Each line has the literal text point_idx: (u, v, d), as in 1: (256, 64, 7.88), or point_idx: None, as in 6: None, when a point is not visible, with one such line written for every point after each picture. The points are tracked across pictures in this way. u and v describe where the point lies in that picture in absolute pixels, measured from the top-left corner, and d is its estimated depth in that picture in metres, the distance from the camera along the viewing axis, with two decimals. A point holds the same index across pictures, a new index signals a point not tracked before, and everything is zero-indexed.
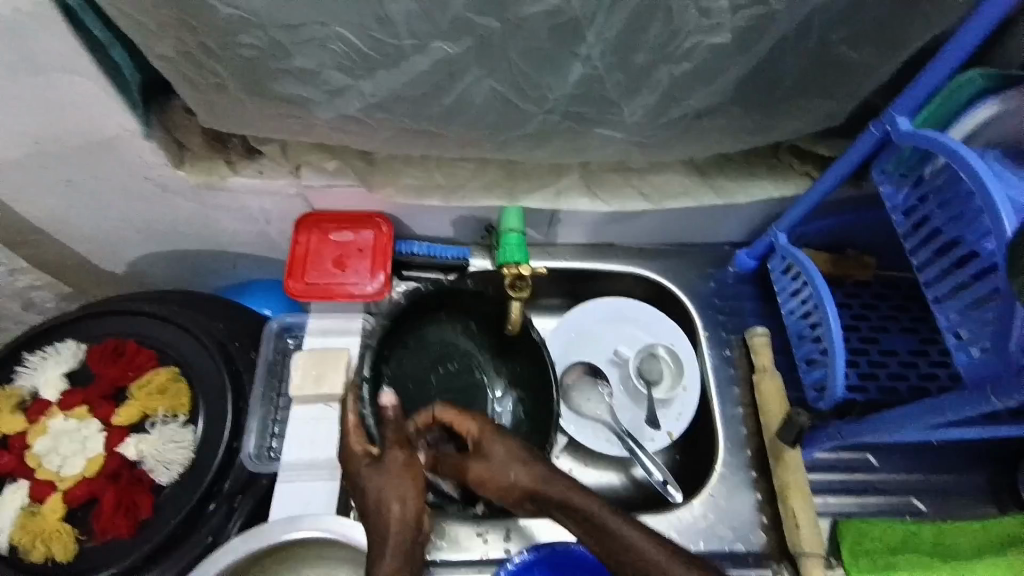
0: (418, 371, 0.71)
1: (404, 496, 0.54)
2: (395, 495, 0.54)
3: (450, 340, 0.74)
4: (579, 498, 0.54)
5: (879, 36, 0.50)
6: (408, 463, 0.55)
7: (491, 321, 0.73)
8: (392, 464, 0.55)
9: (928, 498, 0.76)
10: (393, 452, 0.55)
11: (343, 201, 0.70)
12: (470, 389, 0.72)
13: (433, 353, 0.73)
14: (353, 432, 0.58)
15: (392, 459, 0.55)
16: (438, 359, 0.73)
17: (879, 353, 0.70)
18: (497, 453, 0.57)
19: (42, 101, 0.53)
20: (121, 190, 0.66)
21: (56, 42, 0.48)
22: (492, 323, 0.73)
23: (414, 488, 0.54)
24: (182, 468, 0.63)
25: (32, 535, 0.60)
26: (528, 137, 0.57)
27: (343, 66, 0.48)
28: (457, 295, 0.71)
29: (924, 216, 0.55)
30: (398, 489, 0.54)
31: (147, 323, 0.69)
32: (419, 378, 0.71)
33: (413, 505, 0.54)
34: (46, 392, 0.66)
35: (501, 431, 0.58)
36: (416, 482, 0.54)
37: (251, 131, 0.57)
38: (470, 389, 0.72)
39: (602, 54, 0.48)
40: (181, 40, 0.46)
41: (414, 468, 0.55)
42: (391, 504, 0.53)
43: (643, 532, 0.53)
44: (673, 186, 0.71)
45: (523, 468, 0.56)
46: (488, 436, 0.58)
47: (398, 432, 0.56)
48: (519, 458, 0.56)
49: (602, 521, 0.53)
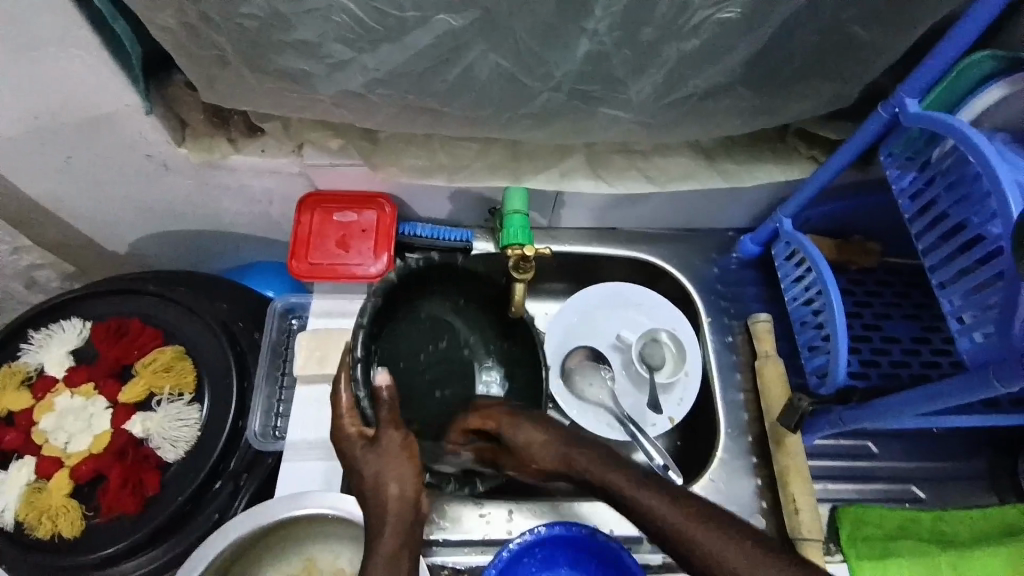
0: (409, 349, 0.67)
1: (403, 476, 0.53)
2: (394, 474, 0.53)
3: (440, 316, 0.70)
4: (600, 470, 0.53)
5: (890, 13, 0.49)
6: (405, 443, 0.55)
7: (486, 298, 0.71)
8: (389, 443, 0.55)
9: (927, 485, 0.77)
10: (390, 432, 0.55)
11: (346, 181, 0.70)
12: (462, 366, 0.70)
13: (424, 330, 0.68)
14: (346, 414, 0.59)
15: (389, 439, 0.55)
16: (429, 337, 0.68)
17: (881, 339, 0.70)
18: (518, 439, 0.58)
19: (44, 75, 0.53)
20: (123, 168, 0.66)
21: (54, 12, 0.47)
22: (483, 300, 0.71)
23: (412, 467, 0.54)
24: (187, 447, 0.63)
25: (38, 511, 0.60)
26: (533, 116, 0.57)
27: (346, 39, 0.47)
28: (449, 271, 0.68)
29: (930, 199, 0.54)
30: (397, 469, 0.54)
31: (152, 303, 0.70)
32: (410, 357, 0.66)
33: (412, 484, 0.53)
34: (51, 369, 0.66)
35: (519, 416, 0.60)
36: (413, 462, 0.54)
37: (253, 106, 0.56)
38: (461, 366, 0.70)
39: (609, 29, 0.48)
40: (182, 10, 0.45)
41: (410, 447, 0.55)
42: (388, 483, 0.53)
43: (662, 497, 0.50)
44: (678, 169, 0.70)
45: (539, 449, 0.57)
46: (506, 424, 0.59)
47: (393, 413, 0.56)
48: (536, 434, 0.57)
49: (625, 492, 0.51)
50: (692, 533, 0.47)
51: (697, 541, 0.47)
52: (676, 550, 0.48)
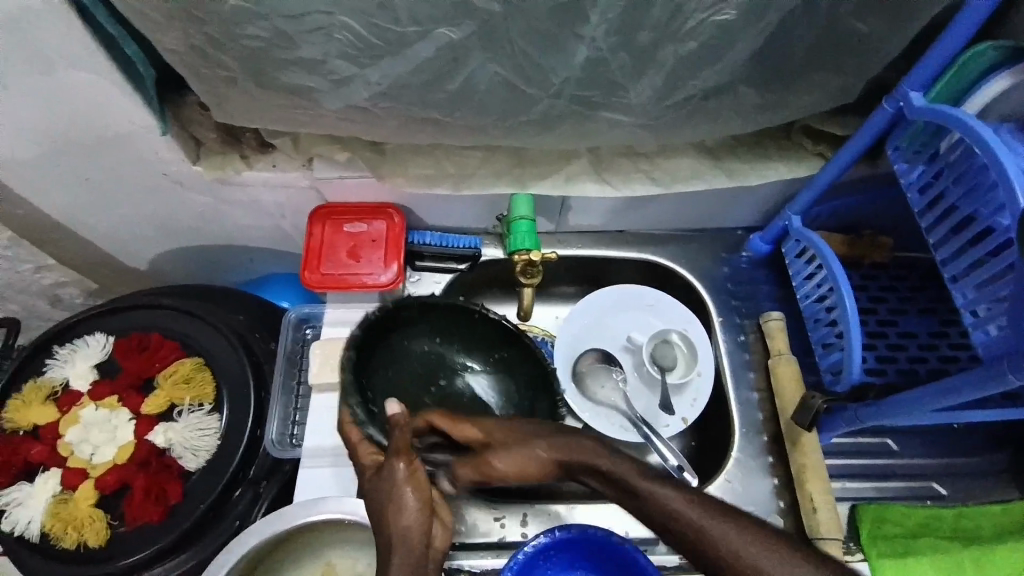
0: (412, 396, 0.70)
1: (405, 505, 0.51)
2: (397, 506, 0.51)
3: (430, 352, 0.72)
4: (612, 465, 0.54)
5: (890, 7, 0.49)
6: (409, 473, 0.53)
7: (462, 321, 0.71)
8: (392, 473, 0.53)
9: (950, 483, 0.75)
10: (395, 462, 0.53)
11: (355, 193, 0.71)
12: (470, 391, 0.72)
13: (418, 372, 0.71)
14: (359, 446, 0.58)
15: (393, 469, 0.53)
16: (426, 376, 0.71)
17: (897, 335, 0.69)
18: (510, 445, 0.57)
19: (62, 100, 0.55)
20: (139, 186, 0.68)
21: (70, 40, 0.49)
22: (453, 323, 0.72)
23: (419, 499, 0.52)
24: (208, 456, 0.65)
25: (65, 522, 0.62)
26: (535, 122, 0.57)
27: (348, 54, 0.48)
28: (411, 311, 0.70)
29: (938, 192, 0.54)
30: (399, 500, 0.52)
31: (171, 316, 0.72)
32: (415, 403, 0.70)
33: (418, 515, 0.51)
34: (76, 383, 0.69)
35: (500, 422, 0.59)
36: (417, 491, 0.52)
37: (262, 123, 0.58)
38: (468, 391, 0.72)
39: (606, 34, 0.48)
40: (190, 34, 0.47)
41: (416, 476, 0.53)
42: (392, 514, 0.51)
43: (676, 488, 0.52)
44: (684, 169, 0.70)
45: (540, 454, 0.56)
46: (489, 428, 0.58)
47: (401, 442, 0.54)
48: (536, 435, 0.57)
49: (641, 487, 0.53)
50: (716, 530, 0.49)
51: (715, 535, 0.49)
52: (698, 549, 0.50)
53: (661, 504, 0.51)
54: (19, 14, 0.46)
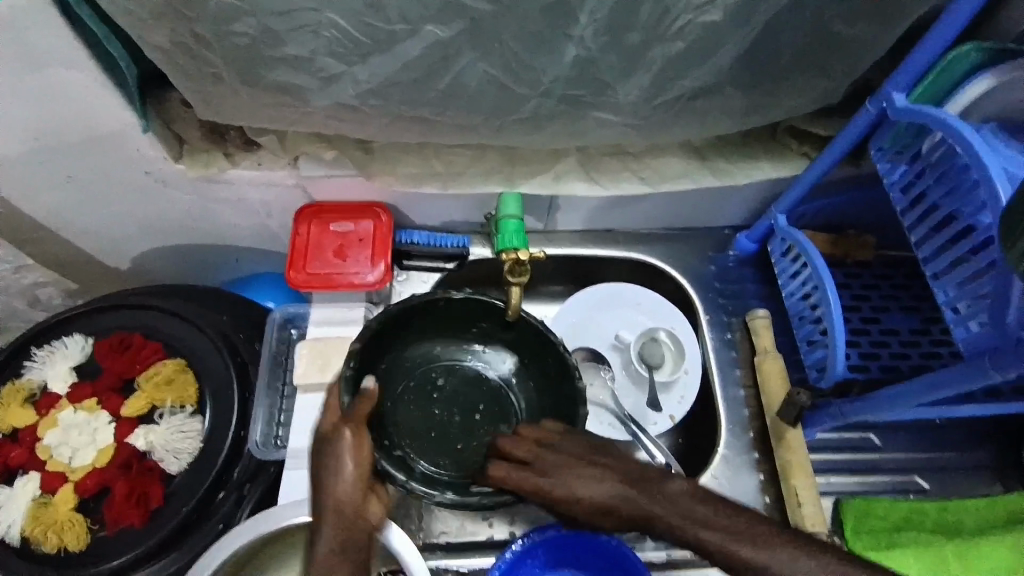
0: (421, 411, 0.68)
1: (344, 474, 0.53)
2: (334, 473, 0.53)
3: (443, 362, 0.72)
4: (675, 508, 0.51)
5: (873, 10, 0.50)
6: (354, 445, 0.54)
7: (474, 319, 0.71)
8: (340, 444, 0.54)
9: (930, 476, 0.77)
10: (343, 432, 0.55)
11: (342, 192, 0.71)
12: (478, 386, 0.71)
13: (420, 379, 0.70)
14: (330, 410, 0.58)
15: (340, 438, 0.54)
16: (428, 382, 0.70)
17: (879, 333, 0.70)
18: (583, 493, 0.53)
19: (42, 97, 0.54)
20: (121, 185, 0.67)
21: (50, 36, 0.48)
22: (449, 319, 0.71)
23: (358, 470, 0.54)
24: (191, 458, 0.64)
25: (44, 526, 0.61)
26: (524, 122, 0.57)
27: (335, 52, 0.48)
28: (408, 316, 0.68)
29: (920, 191, 0.55)
30: (338, 468, 0.54)
31: (153, 317, 0.70)
32: (426, 416, 0.68)
33: (352, 484, 0.53)
34: (54, 385, 0.67)
35: (569, 460, 0.55)
36: (358, 464, 0.54)
37: (248, 121, 0.57)
38: (476, 387, 0.71)
39: (595, 34, 0.48)
40: (174, 31, 0.46)
41: (360, 447, 0.54)
42: (329, 479, 0.53)
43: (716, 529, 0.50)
44: (672, 168, 0.71)
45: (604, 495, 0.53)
46: (556, 468, 0.54)
47: (357, 415, 0.56)
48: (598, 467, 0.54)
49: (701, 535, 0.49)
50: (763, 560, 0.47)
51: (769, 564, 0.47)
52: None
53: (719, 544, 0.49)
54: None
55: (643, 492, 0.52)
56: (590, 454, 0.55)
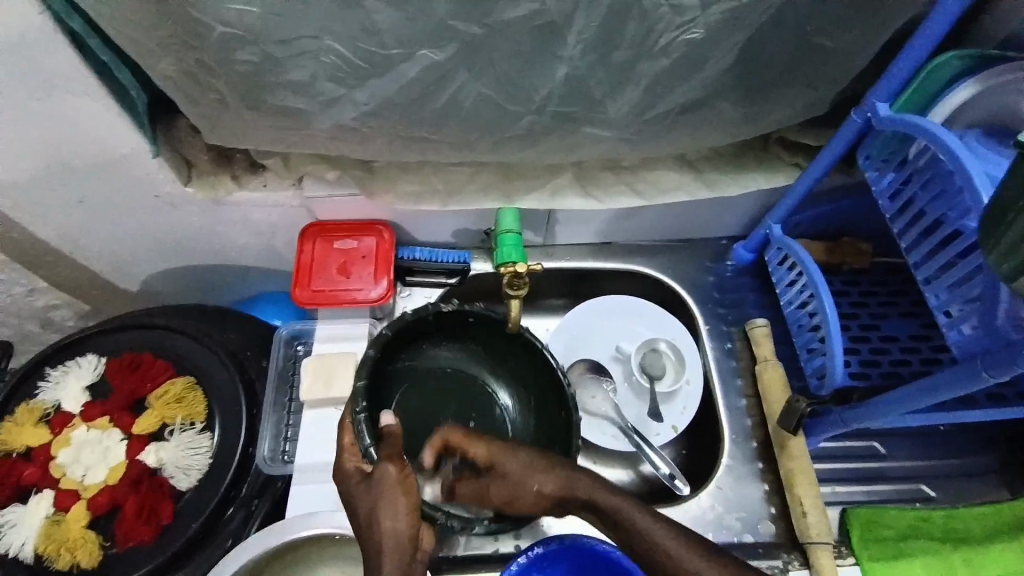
0: (426, 412, 0.70)
1: (397, 512, 0.49)
2: (389, 511, 0.49)
3: (452, 366, 0.73)
4: (604, 497, 0.54)
5: (850, 23, 0.51)
6: (402, 479, 0.50)
7: (470, 335, 0.72)
8: (384, 477, 0.51)
9: (937, 484, 0.76)
10: (387, 467, 0.51)
11: (346, 210, 0.73)
12: (477, 399, 0.73)
13: (428, 383, 0.71)
14: (348, 452, 0.57)
15: (384, 474, 0.51)
16: (435, 388, 0.71)
17: (879, 339, 0.71)
18: (513, 469, 0.56)
19: (54, 124, 0.56)
20: (131, 208, 0.69)
21: (62, 67, 0.50)
22: (461, 331, 0.72)
23: (410, 502, 0.50)
24: (200, 474, 0.65)
25: (57, 544, 0.62)
26: (518, 138, 0.59)
27: (336, 76, 0.50)
28: (423, 325, 0.69)
29: (909, 198, 0.56)
30: (393, 505, 0.49)
31: (164, 336, 0.72)
32: (428, 417, 0.70)
33: (409, 519, 0.49)
34: (68, 404, 0.69)
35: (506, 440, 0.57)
36: (410, 497, 0.50)
37: (253, 144, 0.59)
38: (475, 400, 0.72)
39: (582, 53, 0.50)
40: (183, 59, 0.49)
41: (407, 482, 0.51)
42: (383, 519, 0.49)
43: (663, 523, 0.53)
44: (666, 181, 0.72)
45: (543, 478, 0.55)
46: (490, 446, 0.56)
47: (395, 448, 0.52)
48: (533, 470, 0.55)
49: (629, 519, 0.53)
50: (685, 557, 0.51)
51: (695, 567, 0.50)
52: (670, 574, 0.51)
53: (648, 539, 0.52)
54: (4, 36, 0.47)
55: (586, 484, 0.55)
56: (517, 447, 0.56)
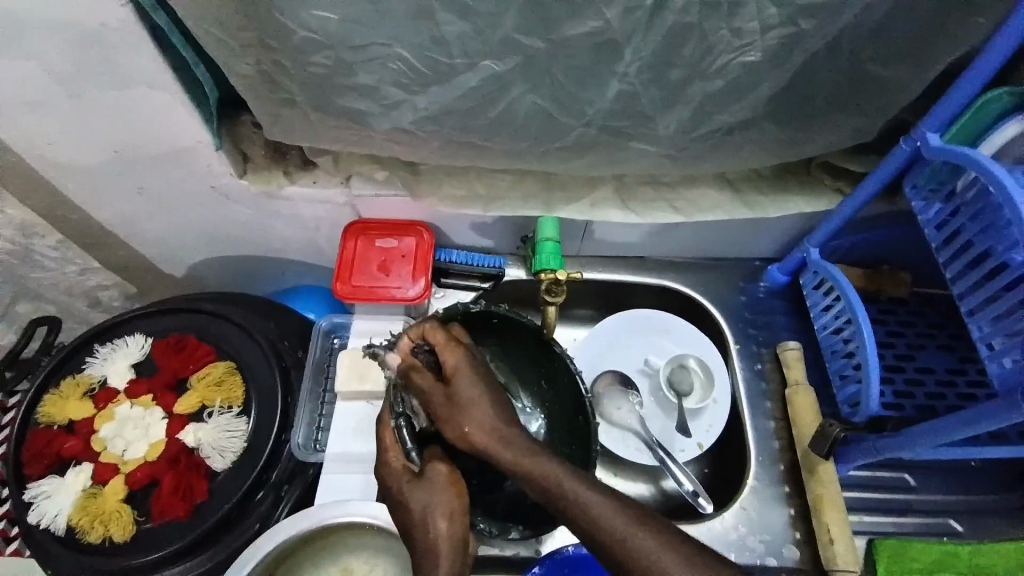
0: None
1: (451, 511, 0.50)
2: (444, 511, 0.50)
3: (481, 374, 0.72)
4: (542, 466, 0.49)
5: (905, 53, 0.52)
6: (452, 479, 0.52)
7: (510, 344, 0.72)
8: (437, 477, 0.52)
9: (969, 521, 0.75)
10: (439, 466, 0.53)
11: (390, 210, 0.75)
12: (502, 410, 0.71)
13: None
14: (392, 449, 0.56)
15: (436, 471, 0.52)
16: None
17: (915, 370, 0.71)
18: (469, 395, 0.53)
19: (129, 114, 0.59)
20: (186, 196, 0.72)
21: (143, 59, 0.53)
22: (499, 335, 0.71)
23: (461, 502, 0.51)
24: (235, 456, 0.67)
25: (91, 516, 0.64)
26: (567, 149, 0.60)
27: (400, 82, 0.52)
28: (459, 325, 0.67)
29: (956, 228, 0.56)
30: (446, 503, 0.50)
31: (207, 321, 0.75)
32: None
33: (460, 521, 0.50)
34: (114, 380, 0.72)
35: (481, 373, 0.55)
36: (461, 497, 0.51)
37: (313, 142, 0.61)
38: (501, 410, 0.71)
39: (638, 71, 0.51)
40: (260, 59, 0.51)
41: (457, 482, 0.52)
42: (437, 521, 0.50)
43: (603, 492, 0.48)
44: (705, 200, 0.73)
45: (483, 422, 0.51)
46: (466, 362, 0.56)
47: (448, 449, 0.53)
48: (479, 402, 0.53)
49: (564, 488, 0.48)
50: (636, 537, 0.46)
51: (644, 549, 0.45)
52: (609, 553, 0.46)
53: (584, 507, 0.47)
54: (94, 31, 0.50)
55: (524, 452, 0.50)
56: (485, 381, 0.55)
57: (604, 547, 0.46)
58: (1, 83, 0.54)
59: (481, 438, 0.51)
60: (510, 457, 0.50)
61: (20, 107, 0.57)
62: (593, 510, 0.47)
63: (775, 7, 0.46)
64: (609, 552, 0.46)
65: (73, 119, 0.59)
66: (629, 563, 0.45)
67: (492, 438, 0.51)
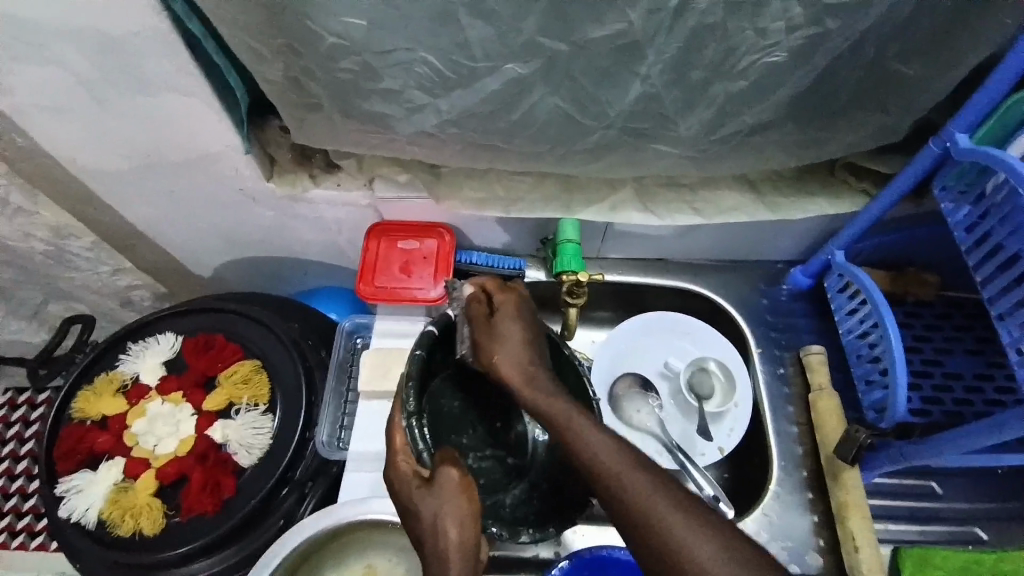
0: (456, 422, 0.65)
1: (463, 520, 0.50)
2: (453, 518, 0.50)
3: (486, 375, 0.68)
4: (555, 404, 0.52)
5: (932, 53, 0.52)
6: (463, 484, 0.51)
7: None
8: (447, 483, 0.51)
9: (1000, 530, 0.73)
10: (450, 471, 0.52)
11: (411, 212, 0.76)
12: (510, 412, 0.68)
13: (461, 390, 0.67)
14: (400, 453, 0.56)
15: (445, 478, 0.51)
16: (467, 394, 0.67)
17: (943, 376, 0.70)
18: (509, 331, 0.58)
19: (161, 118, 0.61)
20: (214, 199, 0.74)
21: (176, 65, 0.54)
22: None
23: (472, 510, 0.50)
24: (260, 454, 0.68)
25: (123, 510, 0.66)
26: (588, 151, 0.61)
27: (424, 85, 0.53)
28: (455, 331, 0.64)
29: (986, 231, 0.54)
30: (456, 510, 0.50)
31: (234, 320, 0.77)
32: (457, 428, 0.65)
33: (471, 528, 0.50)
34: (145, 377, 0.74)
35: (526, 319, 0.60)
36: (471, 504, 0.51)
37: (337, 144, 0.62)
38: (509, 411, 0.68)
39: (660, 73, 0.51)
40: (288, 64, 0.53)
41: (468, 488, 0.51)
42: (448, 527, 0.49)
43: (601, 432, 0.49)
44: (726, 201, 0.72)
45: (516, 355, 0.56)
46: (513, 305, 0.60)
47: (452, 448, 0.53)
48: (517, 338, 0.57)
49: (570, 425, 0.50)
50: (626, 474, 0.46)
51: (633, 489, 0.45)
52: (603, 486, 0.47)
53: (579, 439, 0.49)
54: (131, 39, 0.51)
55: (540, 386, 0.54)
56: (530, 327, 0.59)
57: (599, 483, 0.47)
58: (41, 90, 0.57)
59: (510, 365, 0.55)
60: (528, 388, 0.54)
61: (58, 112, 0.60)
62: (587, 442, 0.48)
63: (799, 7, 0.46)
64: (598, 484, 0.47)
65: (108, 124, 0.61)
66: (618, 499, 0.45)
67: (521, 372, 0.55)
